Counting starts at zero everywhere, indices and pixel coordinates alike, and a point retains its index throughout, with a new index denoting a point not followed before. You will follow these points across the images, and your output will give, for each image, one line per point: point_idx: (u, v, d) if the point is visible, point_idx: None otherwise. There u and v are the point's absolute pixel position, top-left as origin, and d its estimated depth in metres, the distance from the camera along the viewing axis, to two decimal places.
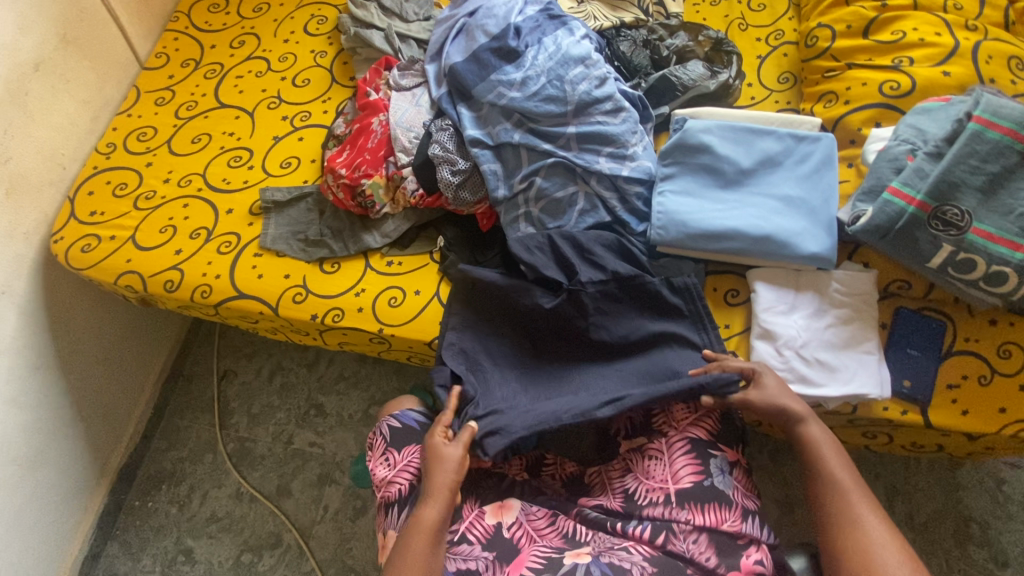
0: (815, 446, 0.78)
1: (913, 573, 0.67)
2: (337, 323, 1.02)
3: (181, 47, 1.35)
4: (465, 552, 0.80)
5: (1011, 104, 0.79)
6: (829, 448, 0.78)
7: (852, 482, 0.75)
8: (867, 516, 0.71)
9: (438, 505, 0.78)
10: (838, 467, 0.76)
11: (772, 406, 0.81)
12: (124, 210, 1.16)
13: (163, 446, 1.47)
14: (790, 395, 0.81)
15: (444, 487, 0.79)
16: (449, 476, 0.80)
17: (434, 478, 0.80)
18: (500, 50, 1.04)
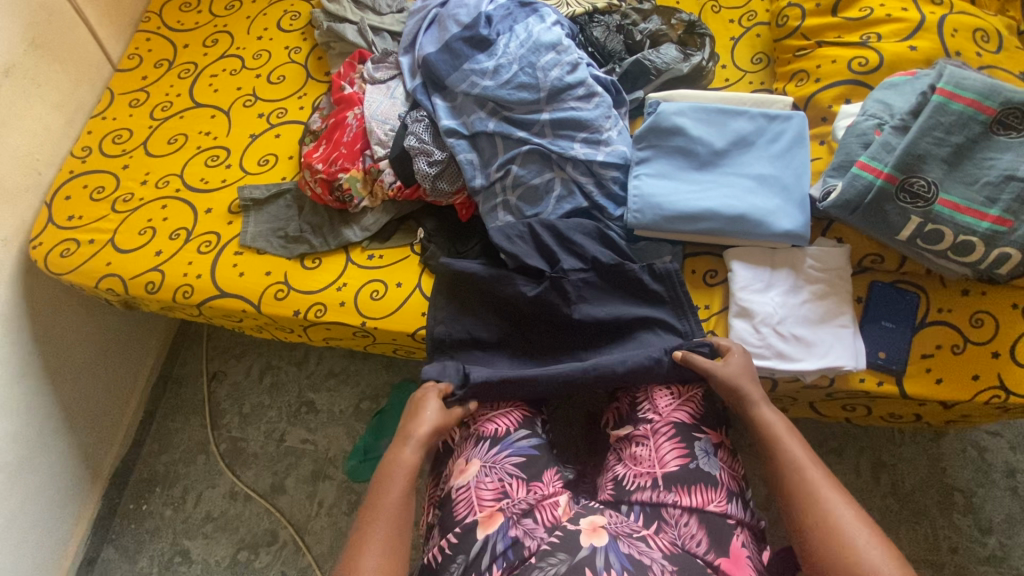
0: (768, 426, 0.80)
1: (876, 540, 0.66)
2: (320, 318, 1.03)
3: (154, 47, 1.33)
4: (528, 526, 0.76)
5: (973, 75, 0.81)
6: (781, 426, 0.79)
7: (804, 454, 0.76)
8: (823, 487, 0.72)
9: (413, 449, 0.81)
10: (791, 443, 0.77)
11: (727, 386, 0.84)
12: (103, 213, 1.16)
13: (155, 449, 1.48)
14: (747, 371, 0.85)
15: (422, 435, 0.83)
16: (429, 431, 0.83)
17: (411, 427, 0.83)
18: (472, 39, 1.04)
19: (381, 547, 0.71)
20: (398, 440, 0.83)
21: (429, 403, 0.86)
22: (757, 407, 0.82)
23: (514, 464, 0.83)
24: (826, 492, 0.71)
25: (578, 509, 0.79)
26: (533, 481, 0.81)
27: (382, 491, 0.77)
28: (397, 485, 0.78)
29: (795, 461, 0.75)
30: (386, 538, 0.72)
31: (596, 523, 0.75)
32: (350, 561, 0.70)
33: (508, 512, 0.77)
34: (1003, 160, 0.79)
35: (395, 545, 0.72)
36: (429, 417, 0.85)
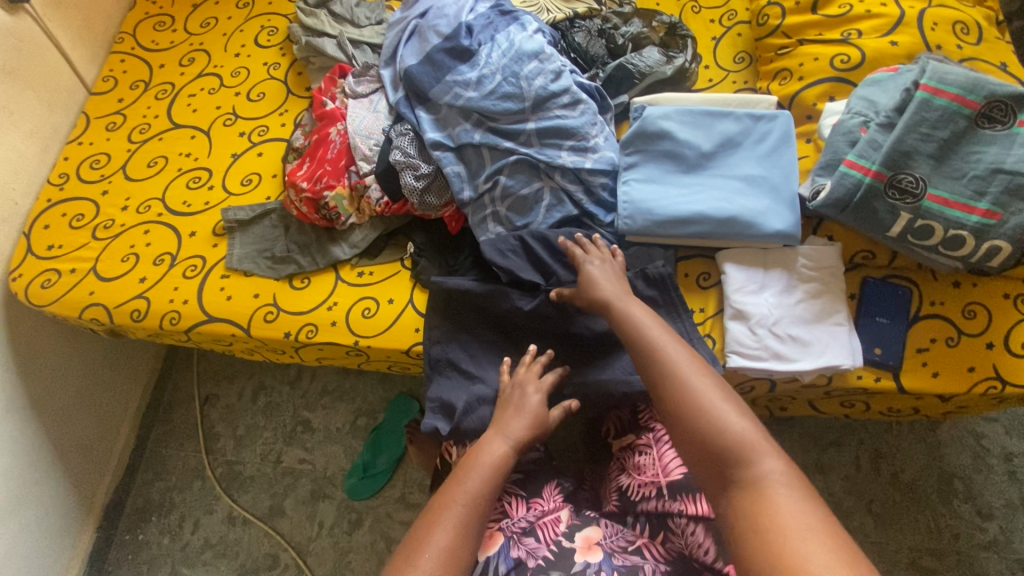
0: (633, 323, 0.78)
1: (721, 395, 0.66)
2: (312, 340, 1.01)
3: (129, 68, 1.31)
4: (530, 546, 0.75)
5: (956, 70, 0.81)
6: (644, 320, 0.78)
7: (666, 340, 0.74)
8: (685, 368, 0.70)
9: (507, 445, 0.77)
10: (654, 332, 0.75)
11: (590, 295, 0.85)
12: (83, 242, 1.13)
13: (149, 476, 1.45)
14: (608, 277, 0.86)
15: (518, 434, 0.79)
16: (529, 432, 0.80)
17: (508, 423, 0.80)
18: (453, 50, 1.03)
19: (457, 527, 0.66)
20: (493, 433, 0.79)
21: (532, 400, 0.83)
22: (622, 307, 0.81)
23: (514, 483, 0.85)
24: (689, 374, 0.69)
25: (577, 521, 0.79)
26: (533, 498, 0.82)
27: (466, 475, 0.72)
28: (480, 474, 0.73)
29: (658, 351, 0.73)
30: (463, 519, 0.67)
31: (590, 538, 0.76)
32: (421, 534, 0.66)
33: (507, 531, 0.76)
34: (989, 153, 0.79)
35: (470, 529, 0.67)
36: (529, 414, 0.82)
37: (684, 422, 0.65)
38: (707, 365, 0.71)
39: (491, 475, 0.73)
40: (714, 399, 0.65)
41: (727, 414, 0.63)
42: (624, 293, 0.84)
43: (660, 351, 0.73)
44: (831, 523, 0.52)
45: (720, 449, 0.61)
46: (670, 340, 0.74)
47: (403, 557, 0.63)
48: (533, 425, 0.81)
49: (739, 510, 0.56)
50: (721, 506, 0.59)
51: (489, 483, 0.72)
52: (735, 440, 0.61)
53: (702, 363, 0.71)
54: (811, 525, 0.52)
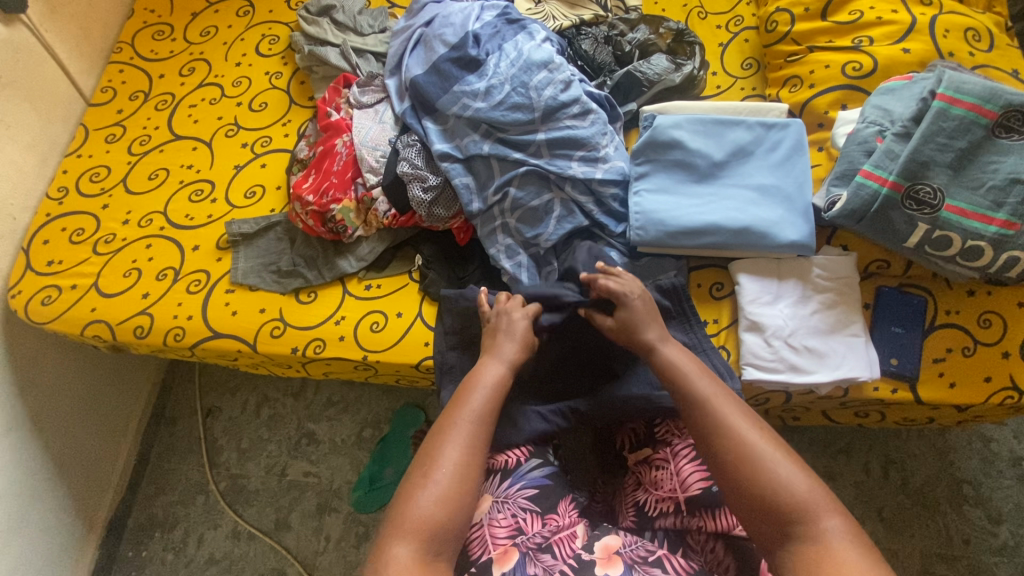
0: (675, 366, 0.76)
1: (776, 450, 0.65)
2: (319, 355, 0.99)
3: (128, 79, 1.29)
4: (547, 563, 0.71)
5: (972, 80, 0.81)
6: (686, 362, 0.76)
7: (712, 387, 0.72)
8: (735, 419, 0.68)
9: (503, 366, 0.79)
10: (698, 378, 0.73)
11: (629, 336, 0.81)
12: (84, 257, 1.11)
13: (151, 491, 1.43)
14: (646, 314, 0.82)
15: (512, 355, 0.81)
16: (522, 350, 0.82)
17: (501, 347, 0.81)
18: (460, 59, 1.02)
19: (465, 444, 0.70)
20: (488, 357, 0.80)
21: (520, 325, 0.84)
22: (663, 349, 0.78)
23: (527, 498, 0.79)
24: (741, 425, 0.68)
25: (593, 533, 0.76)
26: (548, 514, 0.78)
27: (467, 395, 0.75)
28: (482, 393, 0.75)
29: (704, 398, 0.71)
30: (470, 436, 0.71)
31: (611, 551, 0.72)
32: (433, 448, 0.70)
33: (523, 547, 0.73)
34: (1007, 163, 0.79)
35: (478, 443, 0.71)
36: (519, 337, 0.83)
37: (737, 473, 0.65)
38: (754, 412, 0.70)
39: (494, 394, 0.75)
40: (770, 453, 0.65)
41: (785, 471, 0.63)
42: (660, 329, 0.81)
43: (709, 398, 0.71)
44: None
45: (782, 510, 0.61)
46: (715, 385, 0.72)
47: (417, 473, 0.68)
48: (523, 347, 0.82)
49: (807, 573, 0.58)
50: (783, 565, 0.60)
51: (491, 400, 0.75)
52: (796, 501, 0.61)
53: (749, 410, 0.70)
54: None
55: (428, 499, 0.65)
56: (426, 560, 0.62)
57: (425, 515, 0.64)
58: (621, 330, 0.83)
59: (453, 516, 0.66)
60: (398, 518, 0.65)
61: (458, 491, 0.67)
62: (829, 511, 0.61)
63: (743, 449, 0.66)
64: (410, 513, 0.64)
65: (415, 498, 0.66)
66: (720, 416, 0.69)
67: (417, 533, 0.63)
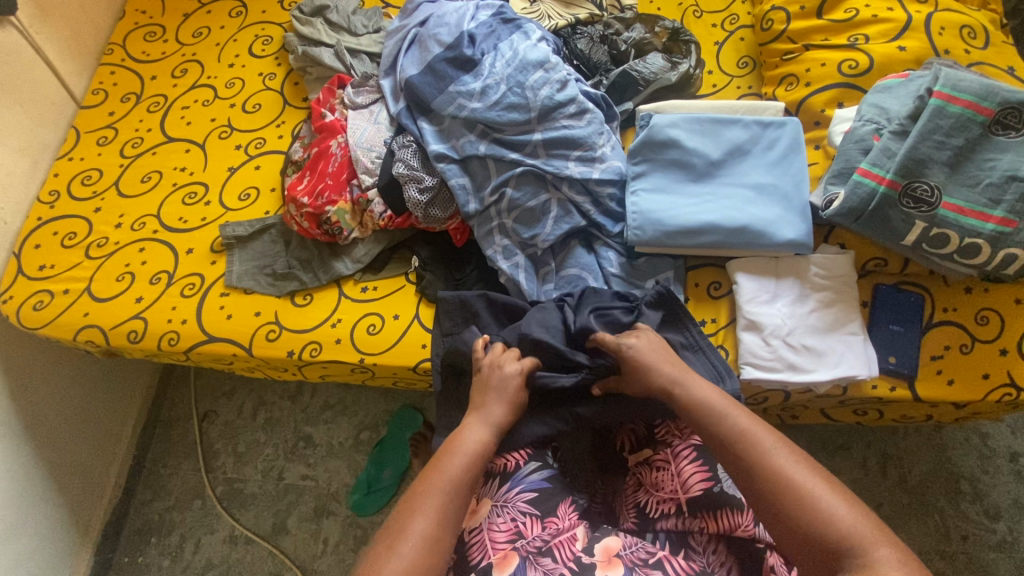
0: (701, 402, 0.74)
1: (816, 478, 0.63)
2: (316, 358, 0.99)
3: (120, 81, 1.28)
4: (547, 567, 0.70)
5: (968, 77, 0.81)
6: (711, 397, 0.74)
7: (742, 420, 0.70)
8: (770, 451, 0.66)
9: (486, 430, 0.77)
10: (726, 411, 0.71)
11: (645, 380, 0.79)
12: (76, 261, 1.10)
13: (147, 497, 1.42)
14: (659, 356, 0.81)
15: (498, 418, 0.79)
16: (507, 414, 0.79)
17: (487, 407, 0.79)
18: (456, 59, 1.01)
19: (436, 516, 0.67)
20: (472, 418, 0.78)
21: (513, 381, 0.82)
22: (684, 386, 0.76)
23: (527, 501, 0.78)
24: (777, 456, 0.65)
25: (594, 534, 0.75)
26: (548, 517, 0.77)
27: (446, 461, 0.72)
28: (460, 460, 0.73)
29: (736, 433, 0.69)
30: (442, 507, 0.68)
31: (612, 553, 0.71)
32: (401, 519, 0.66)
33: (523, 551, 0.72)
34: (1004, 160, 0.79)
35: (449, 518, 0.67)
36: (507, 399, 0.80)
37: (778, 508, 0.62)
38: (789, 442, 0.67)
39: (472, 462, 0.73)
40: (811, 485, 0.62)
41: (828, 502, 0.60)
42: (679, 367, 0.79)
43: (739, 433, 0.69)
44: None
45: (831, 544, 0.58)
46: (745, 418, 0.70)
47: (384, 544, 0.64)
48: (512, 408, 0.80)
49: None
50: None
51: (468, 470, 0.72)
52: (844, 533, 0.58)
53: (781, 438, 0.67)
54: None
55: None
56: None
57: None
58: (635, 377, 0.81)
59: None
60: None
61: (423, 565, 0.63)
62: (880, 540, 0.57)
63: (782, 483, 0.63)
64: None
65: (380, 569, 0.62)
66: (755, 450, 0.67)
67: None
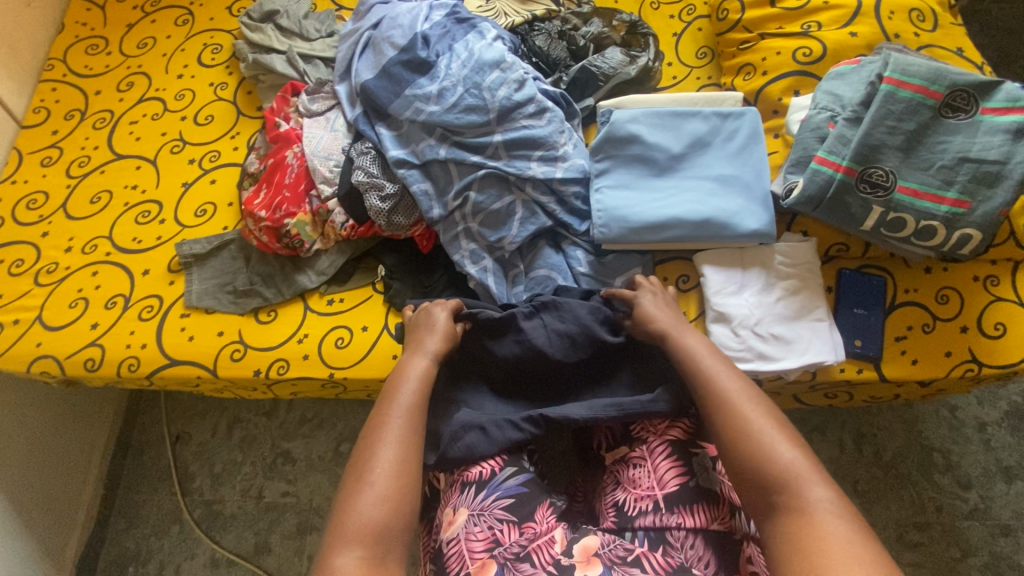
0: (684, 348, 0.78)
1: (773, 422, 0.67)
2: (283, 376, 0.96)
3: (62, 97, 1.22)
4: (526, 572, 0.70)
5: (918, 61, 0.82)
6: (695, 345, 0.78)
7: (718, 368, 0.74)
8: (734, 395, 0.70)
9: (426, 360, 0.81)
10: (706, 358, 0.76)
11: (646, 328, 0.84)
12: (25, 289, 1.05)
13: (122, 525, 1.38)
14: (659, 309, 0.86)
15: (435, 348, 0.83)
16: (443, 342, 0.84)
17: (424, 343, 0.84)
18: (411, 62, 0.99)
19: (398, 440, 0.70)
20: (412, 353, 0.83)
21: (440, 317, 0.87)
22: (676, 335, 0.81)
23: (503, 508, 0.77)
24: (739, 400, 0.69)
25: (573, 535, 0.75)
26: (525, 522, 0.76)
27: (395, 391, 0.76)
28: (409, 388, 0.77)
29: (707, 376, 0.73)
30: (402, 432, 0.72)
31: (590, 552, 0.72)
32: (367, 452, 0.70)
33: (501, 558, 0.72)
34: (954, 142, 0.81)
35: (411, 440, 0.72)
36: (439, 330, 0.86)
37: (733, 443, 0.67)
38: (756, 390, 0.71)
39: (421, 387, 0.78)
40: (766, 431, 0.66)
41: (776, 445, 0.64)
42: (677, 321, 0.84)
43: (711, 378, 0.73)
44: (881, 556, 0.55)
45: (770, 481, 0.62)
46: (721, 365, 0.75)
47: (354, 479, 0.68)
48: (444, 338, 0.85)
49: (785, 542, 0.58)
50: (769, 535, 0.61)
51: (419, 394, 0.77)
52: (785, 472, 0.62)
53: (750, 388, 0.72)
54: (859, 556, 0.54)
55: (367, 504, 0.65)
56: (373, 564, 0.61)
57: (365, 518, 0.63)
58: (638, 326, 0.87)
59: (397, 515, 0.65)
60: (339, 526, 0.63)
61: (396, 487, 0.67)
62: (819, 483, 0.61)
63: (738, 425, 0.68)
64: (352, 519, 0.64)
65: (355, 502, 0.65)
66: (720, 393, 0.71)
67: (362, 534, 0.62)
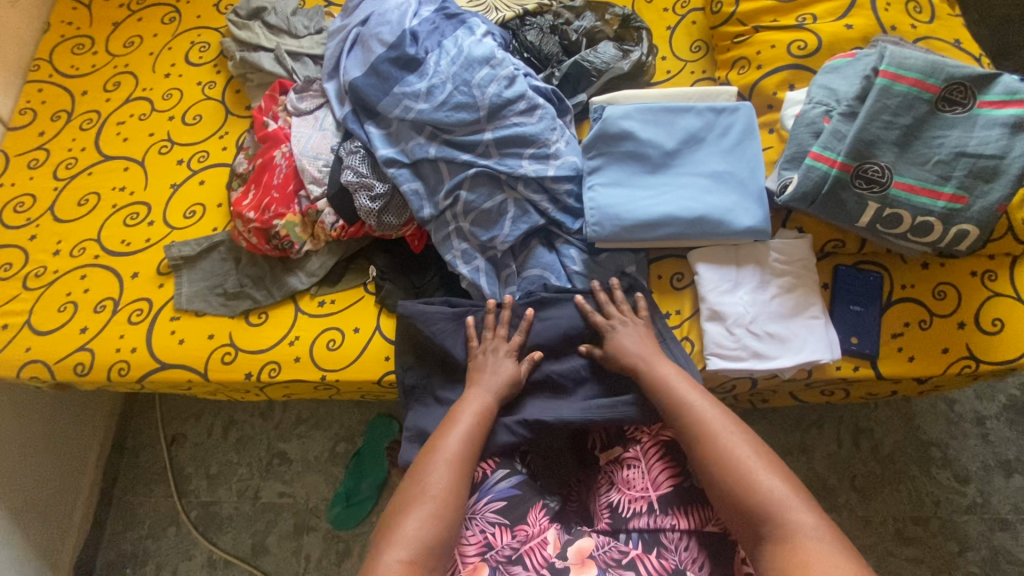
0: (658, 377, 0.78)
1: (749, 448, 0.68)
2: (275, 378, 0.95)
3: (49, 98, 1.20)
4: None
5: (914, 54, 0.80)
6: (667, 371, 0.79)
7: (688, 393, 0.75)
8: (715, 427, 0.70)
9: (488, 397, 0.81)
10: (679, 385, 0.76)
11: (618, 359, 0.84)
12: (13, 293, 1.04)
13: (119, 527, 1.37)
14: (630, 335, 0.85)
15: (497, 386, 0.82)
16: (506, 386, 0.83)
17: (483, 380, 0.83)
18: (399, 59, 0.97)
19: (451, 467, 0.71)
20: (473, 387, 0.82)
21: (504, 361, 0.85)
22: (649, 366, 0.80)
23: (495, 511, 0.76)
24: (716, 428, 0.70)
25: (567, 538, 0.74)
26: (517, 525, 0.75)
27: (455, 421, 0.77)
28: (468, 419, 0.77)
29: (684, 406, 0.74)
30: (456, 459, 0.73)
31: (584, 552, 0.71)
32: (421, 473, 0.71)
33: (493, 561, 0.72)
34: (951, 137, 0.79)
35: (461, 465, 0.72)
36: (503, 371, 0.84)
37: (715, 474, 0.68)
38: (735, 419, 0.71)
39: (479, 420, 0.77)
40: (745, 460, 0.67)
41: (758, 473, 0.65)
42: (649, 349, 0.83)
43: (687, 408, 0.73)
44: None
45: (755, 513, 0.63)
46: (694, 391, 0.75)
47: (408, 495, 0.69)
48: (508, 382, 0.83)
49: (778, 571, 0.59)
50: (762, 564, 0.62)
51: (477, 426, 0.77)
52: (771, 502, 0.63)
53: (726, 413, 0.72)
54: None
55: (412, 523, 0.66)
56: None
57: (414, 533, 0.65)
58: (607, 357, 0.86)
59: (444, 535, 0.66)
60: (388, 539, 0.65)
61: (445, 510, 0.68)
62: (803, 509, 0.62)
63: (717, 455, 0.68)
64: (401, 533, 0.65)
65: (407, 516, 0.67)
66: (701, 426, 0.71)
67: (410, 550, 0.64)
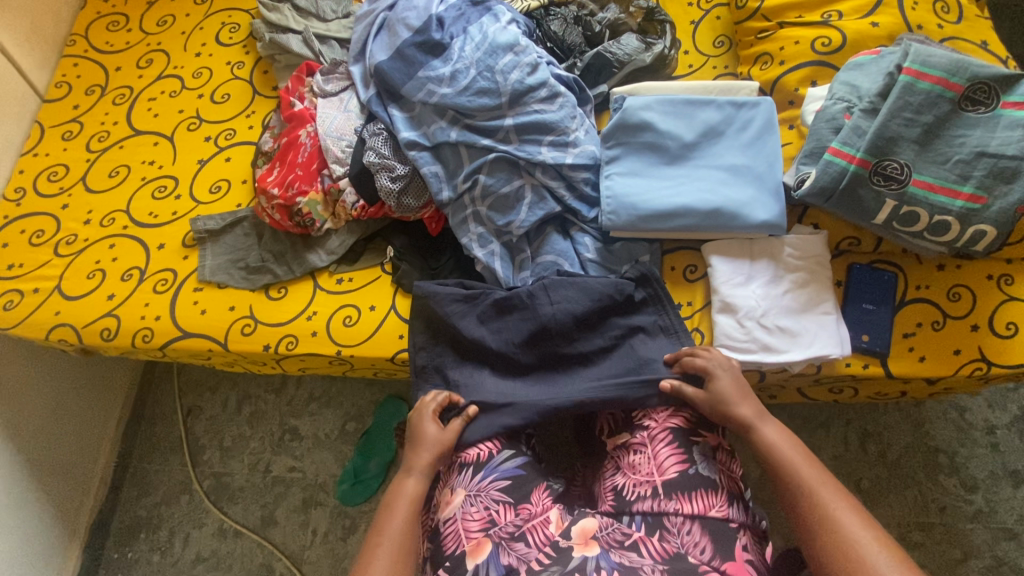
0: (775, 450, 0.74)
1: (882, 546, 0.62)
2: (292, 351, 0.98)
3: (83, 72, 1.24)
4: (520, 552, 0.71)
5: (939, 52, 0.80)
6: (784, 445, 0.74)
7: (812, 474, 0.70)
8: (844, 517, 0.65)
9: (416, 480, 0.78)
10: (800, 464, 0.71)
11: (724, 418, 0.78)
12: (45, 259, 1.08)
13: (134, 493, 1.41)
14: (737, 392, 0.79)
15: (424, 462, 0.79)
16: (435, 457, 0.80)
17: (413, 460, 0.80)
18: (425, 44, 0.99)
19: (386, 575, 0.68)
20: (401, 471, 0.80)
21: (429, 428, 0.83)
22: (763, 432, 0.76)
23: (499, 489, 0.78)
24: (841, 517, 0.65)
25: (570, 519, 0.75)
26: (521, 503, 0.77)
27: (384, 519, 0.74)
28: (399, 511, 0.74)
29: (806, 487, 0.69)
30: (391, 564, 0.69)
31: (587, 532, 0.73)
32: None
33: (496, 537, 0.73)
34: (973, 136, 0.79)
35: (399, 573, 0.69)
36: (430, 444, 0.81)
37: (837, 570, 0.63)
38: (865, 509, 0.67)
39: (410, 513, 0.74)
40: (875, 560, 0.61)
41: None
42: (759, 410, 0.78)
43: (808, 491, 0.69)
44: None
45: None
46: (819, 473, 0.70)
47: None
48: (439, 451, 0.81)
49: None
50: None
51: (409, 517, 0.74)
52: None
53: (855, 504, 0.67)
54: None
55: None
56: None
57: None
58: (711, 411, 0.80)
59: None
60: None
61: None
62: None
63: (842, 548, 0.63)
64: None
65: None
66: (825, 511, 0.66)
67: None
